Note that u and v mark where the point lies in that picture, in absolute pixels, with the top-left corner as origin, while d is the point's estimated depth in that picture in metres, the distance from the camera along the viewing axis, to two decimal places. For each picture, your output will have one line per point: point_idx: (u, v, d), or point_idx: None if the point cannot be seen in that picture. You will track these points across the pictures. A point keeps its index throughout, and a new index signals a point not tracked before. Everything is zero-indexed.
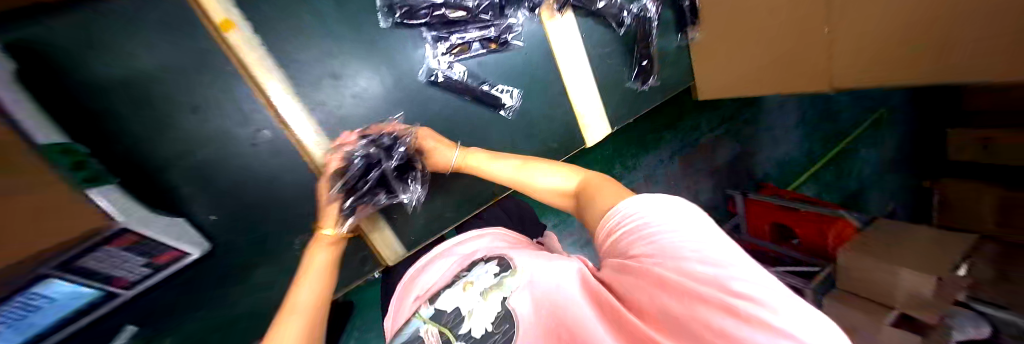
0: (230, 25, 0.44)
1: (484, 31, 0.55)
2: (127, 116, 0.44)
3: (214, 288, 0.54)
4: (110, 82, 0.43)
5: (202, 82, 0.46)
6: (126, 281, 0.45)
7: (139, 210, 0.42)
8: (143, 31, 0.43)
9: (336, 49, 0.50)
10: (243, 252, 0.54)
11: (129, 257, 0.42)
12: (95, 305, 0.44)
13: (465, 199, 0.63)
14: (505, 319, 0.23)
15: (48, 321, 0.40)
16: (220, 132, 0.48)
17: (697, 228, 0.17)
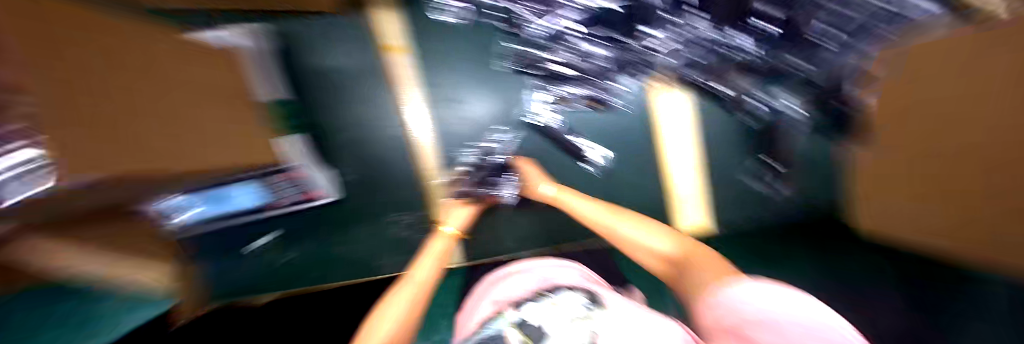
0: (401, 50, 0.64)
1: (586, 92, 0.56)
2: (326, 95, 0.64)
3: (311, 238, 0.64)
4: (325, 72, 0.63)
5: (370, 83, 0.64)
6: (283, 201, 0.59)
7: (310, 154, 0.58)
8: (353, 45, 0.64)
9: (471, 81, 0.64)
10: (346, 211, 0.64)
11: (290, 185, 0.56)
12: (261, 207, 0.58)
13: (529, 238, 0.59)
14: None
15: (230, 206, 0.56)
16: (365, 121, 0.64)
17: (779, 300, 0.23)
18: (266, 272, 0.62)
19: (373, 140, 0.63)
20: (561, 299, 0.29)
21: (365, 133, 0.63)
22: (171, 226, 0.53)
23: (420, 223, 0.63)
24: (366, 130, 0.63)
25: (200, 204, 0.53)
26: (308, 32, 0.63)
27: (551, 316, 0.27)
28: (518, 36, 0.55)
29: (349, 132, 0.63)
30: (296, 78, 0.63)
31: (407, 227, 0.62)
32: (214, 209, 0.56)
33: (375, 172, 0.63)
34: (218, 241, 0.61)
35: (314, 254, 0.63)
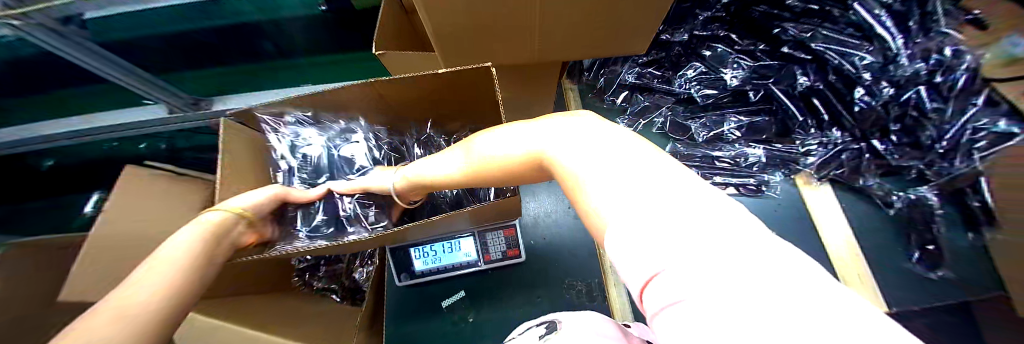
0: None
1: (742, 178, 0.66)
2: None
3: (490, 301, 0.67)
4: None
5: None
6: (488, 258, 0.67)
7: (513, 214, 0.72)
8: None
9: None
10: (525, 276, 0.68)
11: (501, 241, 0.67)
12: (468, 264, 0.67)
13: None
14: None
15: (452, 259, 0.66)
16: (553, 199, 0.76)
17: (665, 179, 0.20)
18: (449, 329, 0.65)
19: (552, 212, 0.74)
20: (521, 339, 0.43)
21: (552, 208, 0.74)
22: (399, 272, 0.66)
23: (592, 292, 0.65)
24: (553, 206, 0.74)
25: (421, 257, 0.65)
26: None
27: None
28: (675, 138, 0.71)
29: (538, 209, 0.74)
30: None
31: (578, 295, 0.65)
32: (429, 265, 0.66)
33: (552, 242, 0.71)
34: (411, 298, 0.67)
35: (492, 316, 0.66)
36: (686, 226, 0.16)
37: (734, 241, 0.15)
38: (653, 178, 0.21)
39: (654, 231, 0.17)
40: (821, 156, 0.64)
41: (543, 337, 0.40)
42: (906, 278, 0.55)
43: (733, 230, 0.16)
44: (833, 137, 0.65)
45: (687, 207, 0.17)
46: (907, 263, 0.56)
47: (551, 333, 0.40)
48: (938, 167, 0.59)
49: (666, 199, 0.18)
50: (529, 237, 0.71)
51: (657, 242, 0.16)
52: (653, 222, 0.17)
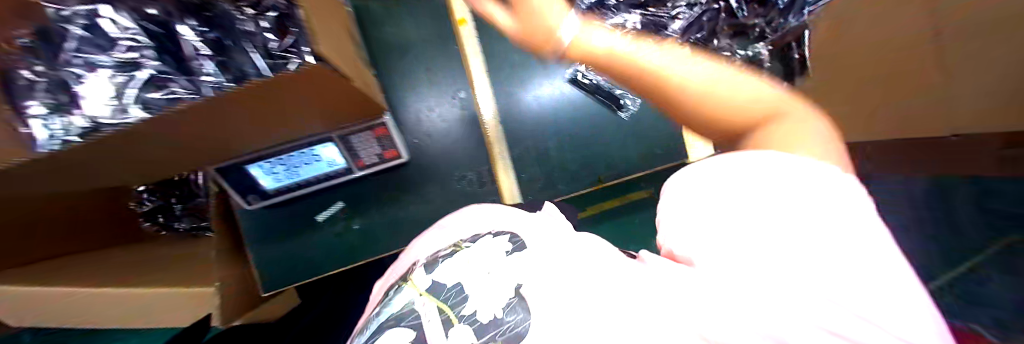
0: (464, 21, 0.64)
1: None
2: (395, 63, 0.63)
3: (375, 206, 0.62)
4: (389, 48, 0.63)
5: (433, 52, 0.64)
6: (363, 164, 0.59)
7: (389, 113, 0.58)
8: (415, 13, 0.63)
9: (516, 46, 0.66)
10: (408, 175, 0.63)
11: (372, 145, 0.56)
12: (338, 172, 0.58)
13: (576, 179, 0.67)
14: (517, 309, 0.20)
15: (314, 171, 0.56)
16: (438, 92, 0.64)
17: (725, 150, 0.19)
18: (335, 241, 0.62)
19: (430, 107, 0.64)
20: (479, 250, 0.28)
21: (430, 101, 0.64)
22: (246, 195, 0.56)
23: (483, 180, 0.66)
24: (434, 97, 0.64)
25: (266, 174, 0.53)
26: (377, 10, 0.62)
27: (468, 271, 0.27)
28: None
29: (412, 105, 0.63)
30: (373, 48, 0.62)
31: (467, 182, 0.65)
32: (283, 180, 0.56)
33: (437, 138, 0.64)
34: (278, 216, 0.60)
35: (382, 221, 0.63)
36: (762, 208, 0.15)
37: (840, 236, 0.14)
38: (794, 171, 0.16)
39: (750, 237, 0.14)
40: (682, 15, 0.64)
41: (507, 256, 0.26)
42: None
43: (841, 189, 0.16)
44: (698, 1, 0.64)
45: (789, 175, 0.17)
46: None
47: (518, 247, 0.27)
48: (776, 24, 0.64)
49: (765, 175, 0.17)
50: (411, 137, 0.64)
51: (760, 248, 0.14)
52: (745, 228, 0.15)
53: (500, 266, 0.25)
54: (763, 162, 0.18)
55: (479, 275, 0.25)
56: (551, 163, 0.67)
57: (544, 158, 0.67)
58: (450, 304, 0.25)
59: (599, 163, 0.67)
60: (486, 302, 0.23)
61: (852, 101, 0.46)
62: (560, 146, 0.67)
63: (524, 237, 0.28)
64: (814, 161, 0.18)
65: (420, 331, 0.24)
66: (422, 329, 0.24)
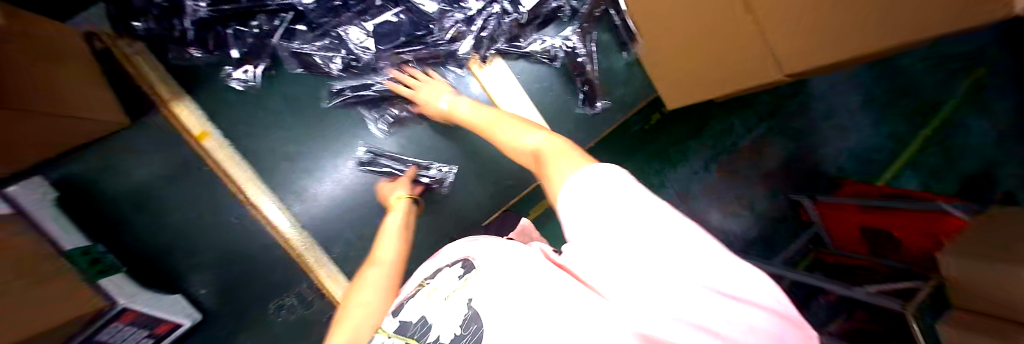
0: (204, 135, 0.66)
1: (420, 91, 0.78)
2: (208, 207, 0.68)
3: (303, 308, 0.74)
4: (189, 197, 0.67)
5: (276, 151, 0.71)
6: None
7: (131, 286, 0.59)
8: (248, 123, 0.69)
9: (286, 136, 0.72)
10: (300, 280, 0.73)
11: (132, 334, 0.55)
12: None
13: (468, 214, 0.86)
14: (471, 320, 0.28)
15: None
16: (315, 180, 0.74)
17: (641, 207, 0.22)
18: None
19: (260, 232, 0.71)
20: (439, 283, 0.38)
21: (307, 191, 0.74)
22: None
23: None
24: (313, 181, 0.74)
25: None
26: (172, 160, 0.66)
27: (429, 305, 0.36)
28: (294, 105, 0.71)
29: (293, 198, 0.73)
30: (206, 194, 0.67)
31: (358, 254, 0.76)
32: None
33: (327, 233, 0.75)
34: None
35: None
36: (640, 232, 0.21)
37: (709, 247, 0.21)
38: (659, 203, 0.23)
39: (627, 264, 0.21)
40: (476, 33, 0.76)
41: (460, 279, 0.36)
42: (574, 122, 0.91)
43: (656, 208, 0.22)
44: (497, 9, 0.76)
45: (616, 196, 0.23)
46: (579, 109, 0.91)
47: (467, 271, 0.37)
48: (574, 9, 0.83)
49: (605, 195, 0.23)
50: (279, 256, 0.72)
51: (638, 278, 0.20)
52: (625, 261, 0.21)
53: (454, 293, 0.34)
54: (603, 179, 0.25)
55: (439, 306, 0.34)
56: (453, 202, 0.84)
57: (440, 209, 0.84)
58: (415, 337, 0.33)
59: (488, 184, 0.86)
60: (444, 322, 0.31)
61: (714, 53, 0.73)
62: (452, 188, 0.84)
63: (472, 263, 0.37)
64: (625, 169, 0.26)
65: None
66: None
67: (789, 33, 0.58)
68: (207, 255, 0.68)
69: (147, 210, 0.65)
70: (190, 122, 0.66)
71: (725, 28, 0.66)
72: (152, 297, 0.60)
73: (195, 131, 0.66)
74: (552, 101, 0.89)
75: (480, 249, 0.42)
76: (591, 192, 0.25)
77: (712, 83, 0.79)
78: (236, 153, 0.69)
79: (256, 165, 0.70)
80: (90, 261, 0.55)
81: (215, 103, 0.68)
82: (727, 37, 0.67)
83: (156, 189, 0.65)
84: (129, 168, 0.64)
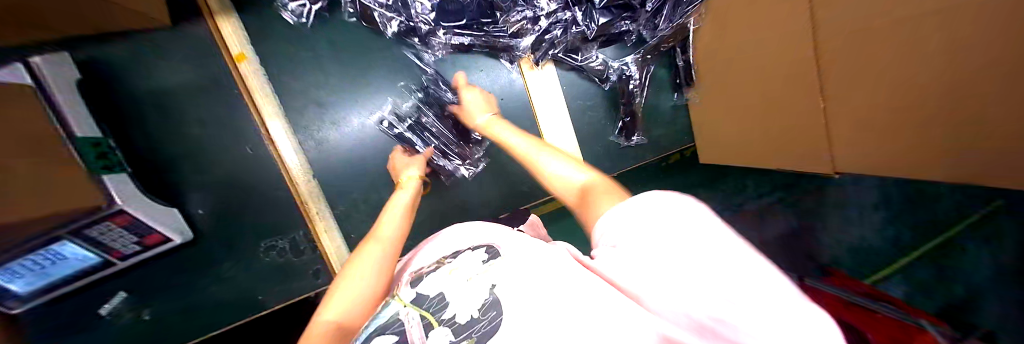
0: (243, 57, 0.65)
1: (465, 73, 0.79)
2: (227, 129, 0.67)
3: (292, 254, 0.73)
4: (212, 114, 0.66)
5: (309, 92, 0.71)
6: (119, 254, 0.57)
7: (133, 190, 0.57)
8: (288, 59, 0.69)
9: (320, 80, 0.71)
10: (296, 226, 0.72)
11: (121, 235, 0.55)
12: (96, 266, 0.57)
13: (477, 207, 0.85)
14: (492, 306, 0.28)
15: (73, 265, 0.53)
16: (337, 131, 0.73)
17: (707, 240, 0.21)
18: (193, 308, 0.67)
19: (268, 168, 0.69)
20: (461, 264, 0.38)
21: (324, 140, 0.72)
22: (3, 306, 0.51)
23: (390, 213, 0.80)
24: (334, 133, 0.73)
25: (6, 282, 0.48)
26: (205, 74, 0.65)
27: (449, 283, 0.35)
28: (340, 57, 0.71)
29: (311, 143, 0.72)
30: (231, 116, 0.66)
31: (361, 216, 0.76)
32: (37, 280, 0.52)
33: (336, 186, 0.74)
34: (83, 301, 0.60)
35: (233, 290, 0.69)
36: (686, 245, 0.21)
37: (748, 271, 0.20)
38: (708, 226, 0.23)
39: (660, 268, 0.21)
40: (538, 35, 0.74)
41: (483, 263, 0.36)
42: (605, 147, 0.90)
43: (707, 225, 0.23)
44: (566, 17, 0.73)
45: (676, 219, 0.24)
46: (613, 137, 0.90)
47: (493, 257, 0.36)
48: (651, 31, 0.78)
49: (663, 217, 0.25)
50: (282, 196, 0.71)
51: (667, 280, 0.20)
52: (661, 264, 0.21)
53: (477, 276, 0.34)
54: (660, 204, 0.27)
55: (459, 285, 0.34)
56: (466, 191, 0.83)
57: (451, 195, 0.83)
58: (431, 311, 0.32)
59: (504, 183, 0.85)
60: (464, 302, 0.31)
61: (770, 122, 0.71)
62: (470, 176, 0.83)
63: (496, 251, 0.38)
64: (693, 196, 0.27)
65: (405, 334, 0.30)
66: (407, 333, 0.30)
67: (859, 129, 0.56)
68: (216, 176, 0.67)
69: (169, 116, 0.64)
70: (231, 41, 0.64)
71: (793, 100, 0.64)
72: (150, 204, 0.59)
73: (233, 52, 0.64)
74: (590, 120, 0.88)
75: (503, 234, 0.43)
76: (647, 213, 0.26)
77: (756, 149, 0.77)
78: (268, 85, 0.68)
79: (286, 103, 0.70)
80: (96, 154, 0.53)
81: (260, 28, 0.67)
82: (791, 110, 0.65)
83: (181, 98, 0.64)
84: (163, 70, 0.63)
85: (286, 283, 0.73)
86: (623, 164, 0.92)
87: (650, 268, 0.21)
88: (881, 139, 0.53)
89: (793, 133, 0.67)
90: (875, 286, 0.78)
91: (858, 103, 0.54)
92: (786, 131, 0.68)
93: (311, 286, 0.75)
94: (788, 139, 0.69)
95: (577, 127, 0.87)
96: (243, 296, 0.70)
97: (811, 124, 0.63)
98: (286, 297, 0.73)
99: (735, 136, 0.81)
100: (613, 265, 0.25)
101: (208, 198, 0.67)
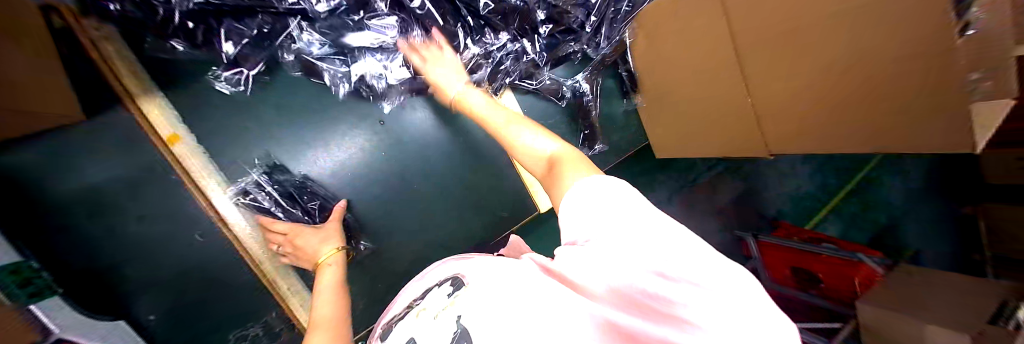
0: (176, 139, 0.60)
1: (425, 112, 0.79)
2: (171, 219, 0.61)
3: (271, 336, 0.69)
4: (150, 207, 0.60)
5: (257, 160, 0.67)
6: None
7: (73, 313, 0.51)
8: (228, 129, 0.65)
9: (269, 146, 0.67)
10: (270, 305, 0.68)
11: None
12: None
13: (460, 243, 0.85)
14: (460, 338, 0.26)
15: None
16: None
17: (639, 222, 0.25)
18: None
19: (228, 250, 0.65)
20: (429, 304, 0.37)
21: None
22: None
23: (373, 267, 0.78)
24: None
25: None
26: (134, 166, 0.59)
27: (418, 325, 0.34)
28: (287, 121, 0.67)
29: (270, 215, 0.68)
30: (175, 205, 0.61)
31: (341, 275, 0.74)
32: None
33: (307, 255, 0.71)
34: None
35: None
36: (643, 241, 0.23)
37: (686, 250, 0.22)
38: (661, 229, 0.24)
39: (618, 261, 0.23)
40: (492, 68, 0.77)
41: (449, 297, 0.35)
42: (572, 158, 0.95)
43: (657, 222, 0.25)
44: (516, 47, 0.77)
45: (630, 220, 0.25)
46: (577, 149, 0.95)
47: (456, 288, 0.36)
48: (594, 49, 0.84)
49: (620, 215, 0.26)
50: (249, 277, 0.66)
51: (617, 268, 0.22)
52: (620, 258, 0.23)
53: (442, 311, 0.33)
54: (615, 201, 0.28)
55: (427, 325, 0.33)
56: (446, 228, 0.83)
57: (432, 236, 0.82)
58: None
59: (483, 213, 0.86)
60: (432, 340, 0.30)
61: (707, 113, 0.79)
62: (447, 213, 0.83)
63: (461, 281, 0.37)
64: (642, 196, 0.28)
65: None
66: None
67: (781, 110, 0.63)
68: (166, 273, 0.61)
69: (102, 217, 0.57)
70: (161, 123, 0.60)
71: (722, 93, 0.72)
72: (94, 322, 0.53)
73: (164, 135, 0.60)
74: (555, 137, 0.92)
75: (470, 261, 0.43)
76: (606, 208, 0.28)
77: (703, 140, 0.85)
78: (210, 162, 0.63)
79: (234, 177, 0.65)
80: (20, 281, 0.46)
81: (193, 103, 0.62)
82: (723, 99, 0.73)
83: (108, 196, 0.58)
84: (78, 170, 0.56)
85: None
86: (590, 172, 0.98)
87: (607, 264, 0.23)
88: (805, 118, 0.60)
89: (728, 121, 0.76)
90: (815, 232, 1.08)
91: (789, 85, 0.59)
92: (722, 119, 0.76)
93: None
94: (724, 127, 0.77)
95: (544, 146, 0.91)
96: None
97: (742, 109, 0.71)
98: None
99: (682, 129, 0.89)
100: (573, 260, 0.26)
101: (161, 298, 0.61)
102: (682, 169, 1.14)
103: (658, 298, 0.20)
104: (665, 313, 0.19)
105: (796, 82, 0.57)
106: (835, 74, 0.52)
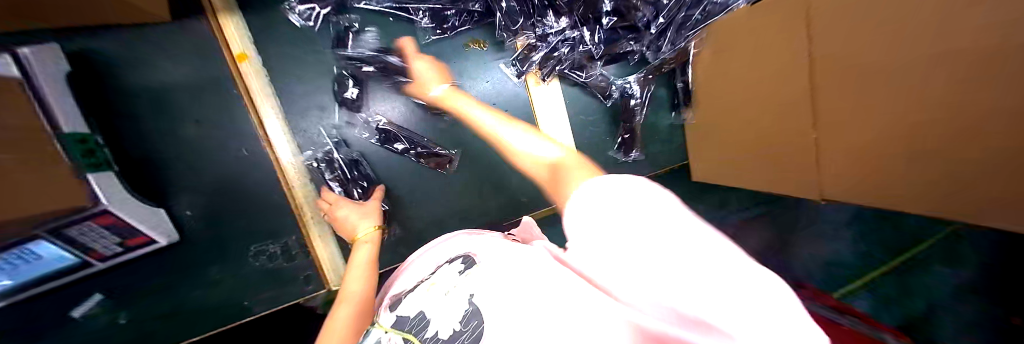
0: (244, 56, 0.64)
1: (472, 81, 0.79)
2: (220, 130, 0.64)
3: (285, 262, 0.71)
4: (205, 114, 0.64)
5: (309, 93, 0.69)
6: (101, 255, 0.55)
7: (124, 193, 0.55)
8: (287, 57, 0.67)
9: (322, 82, 0.69)
10: (289, 232, 0.71)
11: (104, 235, 0.52)
12: (69, 269, 0.54)
13: (478, 218, 0.85)
14: (473, 317, 0.27)
15: (45, 266, 0.50)
16: (330, 130, 0.71)
17: (657, 215, 0.16)
18: (180, 313, 0.66)
19: (262, 173, 0.67)
20: (439, 279, 0.37)
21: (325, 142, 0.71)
22: None
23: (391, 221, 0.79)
24: (330, 135, 0.71)
25: None
26: (198, 72, 0.63)
27: (429, 299, 0.35)
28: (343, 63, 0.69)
29: (310, 147, 0.70)
30: (227, 118, 0.65)
31: None
32: (14, 279, 0.49)
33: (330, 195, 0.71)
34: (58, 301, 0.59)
35: (220, 296, 0.68)
36: (648, 240, 0.16)
37: (716, 255, 0.14)
38: (671, 234, 0.15)
39: (627, 261, 0.17)
40: (546, 51, 0.77)
41: (460, 274, 0.34)
42: (605, 160, 0.92)
43: (671, 215, 0.16)
44: (574, 35, 0.75)
45: (630, 212, 0.17)
46: (612, 152, 0.92)
47: (468, 266, 0.35)
48: (654, 53, 0.80)
49: (618, 207, 0.18)
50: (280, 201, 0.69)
51: (629, 270, 0.17)
52: (627, 258, 0.17)
53: (454, 289, 0.32)
54: (614, 190, 0.20)
55: (437, 301, 0.33)
56: (468, 200, 0.83)
57: (452, 205, 0.82)
58: (414, 332, 0.32)
59: (505, 194, 0.85)
60: (443, 318, 0.30)
61: (761, 142, 0.74)
62: (471, 185, 0.83)
63: (473, 260, 0.36)
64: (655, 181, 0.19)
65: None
66: None
67: (842, 156, 0.59)
68: (205, 178, 0.64)
69: (164, 113, 0.61)
70: (234, 39, 0.63)
71: (782, 123, 0.68)
72: (139, 206, 0.57)
73: (235, 51, 0.63)
74: (592, 135, 0.90)
75: (483, 241, 0.41)
76: (596, 202, 0.20)
77: (750, 171, 0.81)
78: (269, 86, 0.66)
79: (286, 105, 0.68)
80: (83, 150, 0.50)
81: (265, 26, 0.65)
82: (781, 131, 0.69)
83: (171, 95, 0.62)
84: (153, 65, 0.60)
85: (276, 289, 0.71)
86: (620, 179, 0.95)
87: (619, 267, 0.18)
88: (879, 163, 0.54)
89: (786, 156, 0.70)
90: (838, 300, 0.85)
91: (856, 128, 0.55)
92: (776, 152, 0.72)
93: (299, 293, 0.72)
94: (780, 161, 0.72)
95: (579, 142, 0.89)
96: (229, 303, 0.68)
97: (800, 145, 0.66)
98: (274, 305, 0.71)
99: (727, 154, 0.85)
100: (586, 261, 0.22)
101: (195, 201, 0.64)
102: (715, 199, 1.08)
103: (681, 318, 0.14)
104: (690, 333, 0.14)
105: (864, 125, 0.53)
106: (909, 119, 0.47)
